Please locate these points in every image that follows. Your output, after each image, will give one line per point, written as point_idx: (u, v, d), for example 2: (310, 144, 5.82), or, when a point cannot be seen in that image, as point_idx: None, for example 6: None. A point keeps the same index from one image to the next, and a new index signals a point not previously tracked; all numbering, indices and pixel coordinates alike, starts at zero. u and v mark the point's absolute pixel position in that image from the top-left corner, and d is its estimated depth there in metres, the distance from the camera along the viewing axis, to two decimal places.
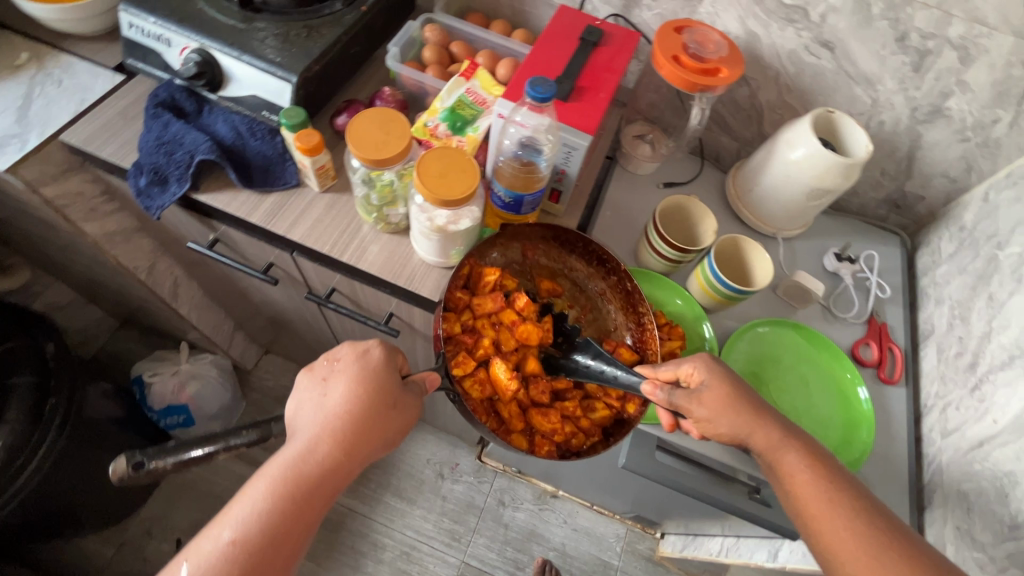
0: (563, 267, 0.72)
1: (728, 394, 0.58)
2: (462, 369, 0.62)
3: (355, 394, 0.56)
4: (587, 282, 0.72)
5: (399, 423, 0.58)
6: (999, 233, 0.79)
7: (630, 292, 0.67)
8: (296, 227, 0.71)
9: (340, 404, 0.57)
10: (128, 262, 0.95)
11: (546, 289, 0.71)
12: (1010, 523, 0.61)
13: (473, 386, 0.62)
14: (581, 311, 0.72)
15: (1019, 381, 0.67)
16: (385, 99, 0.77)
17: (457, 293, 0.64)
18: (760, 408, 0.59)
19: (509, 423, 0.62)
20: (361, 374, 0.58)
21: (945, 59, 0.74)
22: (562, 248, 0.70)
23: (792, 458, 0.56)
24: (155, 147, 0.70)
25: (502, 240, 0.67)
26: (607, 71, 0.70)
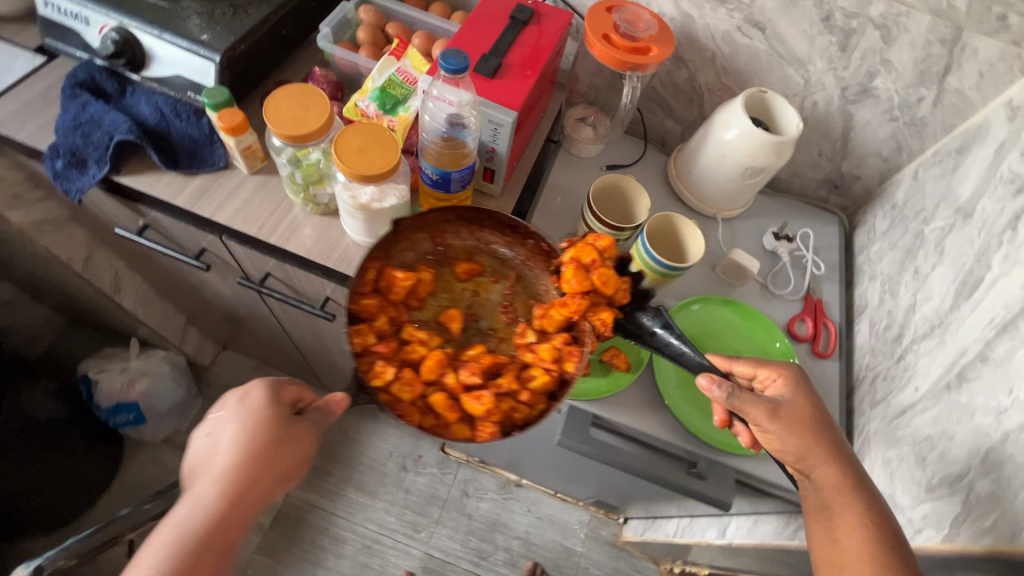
0: (481, 243, 0.66)
1: (807, 425, 0.59)
2: (379, 378, 0.55)
3: (243, 435, 0.59)
4: (507, 252, 0.66)
5: (297, 455, 0.62)
6: (925, 209, 0.81)
7: (550, 252, 0.62)
8: (223, 209, 0.70)
9: (228, 444, 0.58)
10: (61, 252, 0.93)
11: (465, 270, 0.65)
12: (928, 485, 0.63)
13: (398, 390, 0.56)
14: (507, 283, 0.66)
15: (937, 349, 0.69)
16: (316, 80, 0.76)
17: (363, 300, 0.57)
18: (838, 450, 0.58)
19: (445, 416, 0.56)
20: (249, 412, 0.60)
21: (869, 38, 0.75)
22: (472, 224, 0.64)
23: (852, 507, 0.55)
24: (71, 128, 0.67)
25: (404, 231, 0.61)
26: (535, 50, 0.70)
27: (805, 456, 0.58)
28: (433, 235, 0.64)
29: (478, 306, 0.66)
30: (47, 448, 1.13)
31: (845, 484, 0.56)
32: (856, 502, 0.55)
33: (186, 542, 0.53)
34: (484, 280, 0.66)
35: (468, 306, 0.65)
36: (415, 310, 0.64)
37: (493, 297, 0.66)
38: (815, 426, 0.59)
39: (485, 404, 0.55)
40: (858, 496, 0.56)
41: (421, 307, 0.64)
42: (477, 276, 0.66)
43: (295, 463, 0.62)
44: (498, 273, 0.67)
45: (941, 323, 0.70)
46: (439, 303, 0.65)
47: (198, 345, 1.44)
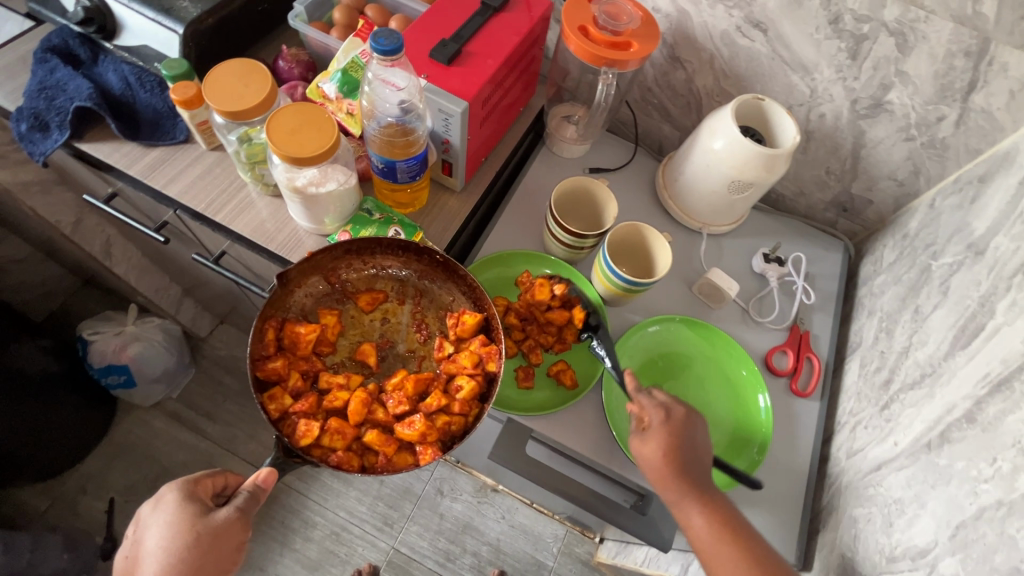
0: (376, 269, 0.67)
1: (664, 446, 0.55)
2: (307, 436, 0.55)
3: (162, 550, 0.54)
4: (403, 271, 0.67)
5: (228, 549, 0.56)
6: (936, 242, 0.72)
7: (443, 263, 0.63)
8: (175, 182, 0.69)
9: (153, 557, 0.55)
10: (49, 214, 0.95)
11: (367, 302, 0.66)
12: (888, 555, 0.55)
13: (330, 439, 0.57)
14: (414, 302, 0.67)
15: (925, 402, 0.60)
16: (285, 59, 0.75)
17: (269, 365, 0.58)
18: (681, 464, 0.55)
19: (383, 451, 0.58)
20: (165, 521, 0.56)
21: (882, 45, 0.67)
22: (364, 255, 0.64)
23: (694, 514, 0.53)
24: (35, 92, 0.68)
25: (297, 281, 0.62)
26: (502, 38, 0.65)
27: (659, 475, 0.55)
28: (327, 275, 0.65)
29: (391, 332, 0.66)
30: (36, 403, 1.16)
31: (685, 495, 0.54)
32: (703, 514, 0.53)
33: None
34: (391, 304, 0.67)
35: (381, 335, 0.66)
36: (328, 355, 0.64)
37: (404, 318, 0.67)
38: (668, 443, 0.55)
39: (418, 429, 0.57)
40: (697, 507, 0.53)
41: (334, 350, 0.65)
42: (381, 303, 0.67)
43: (224, 565, 0.56)
44: (403, 294, 0.68)
45: (933, 372, 0.61)
46: (351, 342, 0.66)
47: (195, 316, 1.48)
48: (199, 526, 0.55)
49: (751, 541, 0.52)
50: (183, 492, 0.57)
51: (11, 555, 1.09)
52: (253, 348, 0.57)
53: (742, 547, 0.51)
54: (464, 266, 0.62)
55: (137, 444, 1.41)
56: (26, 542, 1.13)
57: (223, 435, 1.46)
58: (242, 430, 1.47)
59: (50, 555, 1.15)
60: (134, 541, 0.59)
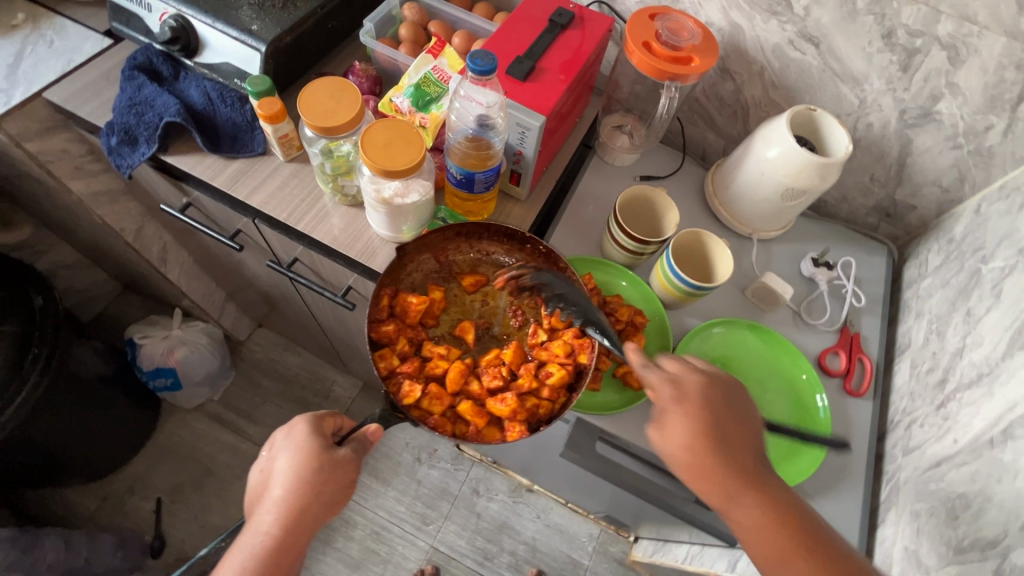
0: (481, 254, 0.71)
1: (698, 426, 0.56)
2: (410, 397, 0.60)
3: (292, 477, 0.55)
4: (506, 259, 0.70)
5: (344, 480, 0.57)
6: (985, 246, 0.74)
7: (546, 254, 0.65)
8: (258, 192, 0.73)
9: (280, 483, 0.56)
10: (115, 222, 0.99)
11: (471, 283, 0.70)
12: (956, 546, 0.57)
13: (429, 403, 0.61)
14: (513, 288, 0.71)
15: (984, 401, 0.63)
16: (356, 74, 0.78)
17: (383, 327, 0.63)
18: (723, 458, 0.55)
19: (474, 421, 0.61)
20: (293, 450, 0.57)
21: (934, 58, 0.70)
22: (470, 239, 0.69)
23: (748, 511, 0.53)
24: (126, 108, 0.72)
25: (410, 255, 0.66)
26: (572, 54, 0.69)
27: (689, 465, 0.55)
28: (436, 254, 0.70)
29: (489, 314, 0.70)
30: (93, 405, 1.20)
31: (740, 493, 0.54)
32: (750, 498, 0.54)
33: (254, 569, 0.54)
34: (490, 288, 0.71)
35: (480, 315, 0.70)
36: (432, 327, 0.69)
37: (502, 302, 0.71)
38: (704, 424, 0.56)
39: (510, 405, 0.61)
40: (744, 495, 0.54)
41: (437, 323, 0.70)
42: (483, 285, 0.71)
43: (340, 495, 0.58)
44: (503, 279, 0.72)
45: (991, 372, 0.64)
46: (452, 318, 0.70)
47: (235, 320, 1.51)
48: (322, 457, 0.56)
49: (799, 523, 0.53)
50: (311, 424, 0.58)
51: (71, 552, 1.13)
52: (371, 312, 0.62)
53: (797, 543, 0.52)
54: (565, 259, 0.64)
55: (182, 445, 1.45)
56: (83, 540, 1.16)
57: (264, 436, 1.49)
58: None
59: (105, 553, 1.19)
60: (261, 468, 0.60)
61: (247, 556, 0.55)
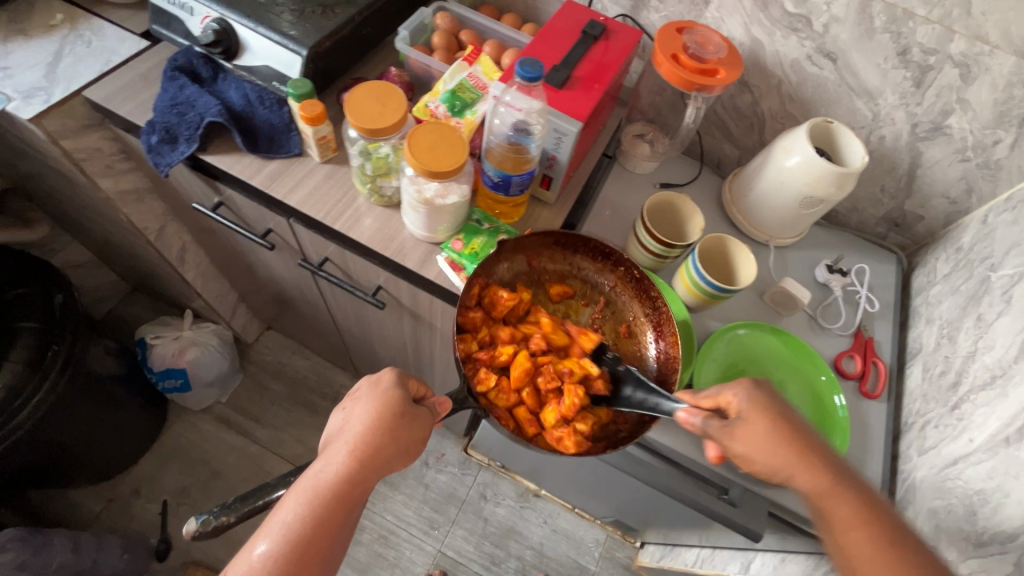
0: (572, 267, 0.74)
1: (770, 424, 0.55)
2: (484, 384, 0.63)
3: (371, 416, 0.57)
4: (598, 278, 0.73)
5: (414, 436, 0.58)
6: (993, 255, 0.77)
7: (640, 282, 0.69)
8: (294, 192, 0.74)
9: (355, 423, 0.57)
10: (140, 221, 0.99)
11: (558, 292, 0.73)
12: (975, 541, 0.60)
13: (496, 396, 0.64)
14: (597, 307, 0.74)
15: (999, 401, 0.65)
16: (391, 79, 0.80)
17: (470, 314, 0.66)
18: (806, 445, 0.55)
19: (529, 424, 0.64)
20: (376, 395, 0.58)
21: (946, 75, 0.74)
22: (564, 250, 0.72)
23: (846, 504, 0.53)
24: (168, 108, 0.73)
25: (505, 255, 0.69)
26: (605, 64, 0.72)
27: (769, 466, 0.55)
28: (529, 258, 0.72)
29: None
30: (104, 404, 1.20)
31: (837, 485, 0.54)
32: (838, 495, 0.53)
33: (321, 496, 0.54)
34: (575, 302, 0.74)
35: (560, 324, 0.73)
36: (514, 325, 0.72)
37: (583, 317, 0.74)
38: (774, 431, 0.55)
39: (567, 434, 0.62)
40: (841, 487, 0.54)
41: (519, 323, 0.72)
42: (568, 297, 0.74)
43: (411, 447, 0.58)
44: (588, 296, 0.74)
45: (1004, 374, 0.67)
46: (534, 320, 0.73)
47: (245, 322, 1.51)
48: (398, 407, 0.57)
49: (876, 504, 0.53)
50: (394, 377, 0.60)
51: (79, 553, 1.11)
52: (462, 299, 0.64)
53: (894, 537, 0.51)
54: (659, 290, 0.67)
55: (189, 447, 1.44)
56: (92, 542, 1.15)
57: (272, 439, 1.48)
58: (290, 434, 1.49)
59: (113, 554, 1.17)
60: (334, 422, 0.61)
61: (307, 494, 0.54)
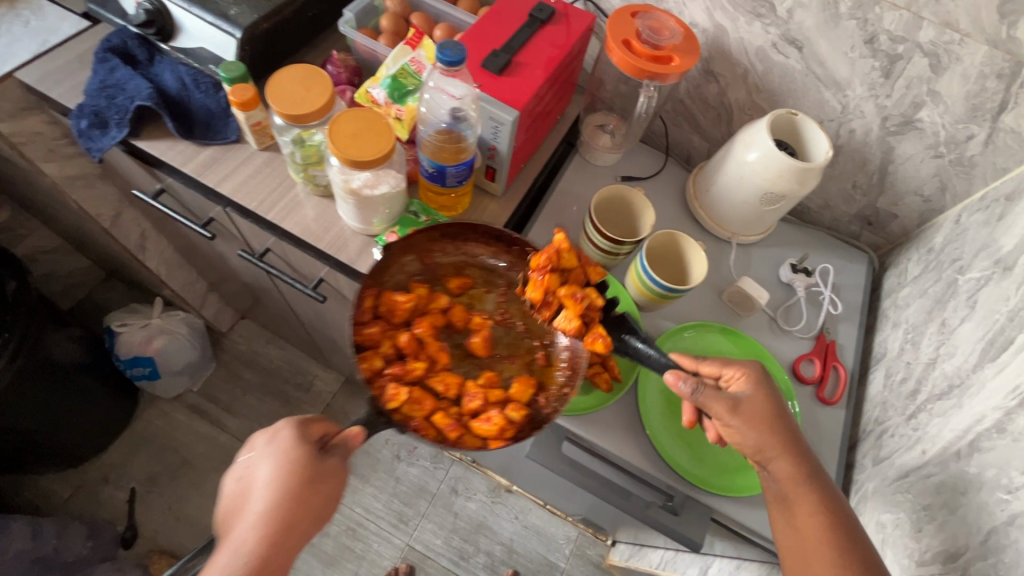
0: (466, 256, 0.71)
1: (767, 410, 0.58)
2: (395, 400, 0.58)
3: (277, 483, 0.51)
4: (493, 262, 0.71)
5: (330, 492, 0.54)
6: (962, 257, 0.73)
7: (535, 254, 0.66)
8: (228, 180, 0.72)
9: (258, 499, 0.52)
10: (91, 208, 0.97)
11: (458, 285, 0.70)
12: (920, 559, 0.58)
13: (410, 408, 0.59)
14: (499, 291, 0.71)
15: (953, 412, 0.62)
16: (334, 64, 0.77)
17: (366, 330, 0.62)
18: (795, 437, 0.58)
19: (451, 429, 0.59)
20: (273, 461, 0.52)
21: (916, 66, 0.69)
22: (457, 240, 0.68)
23: (810, 498, 0.55)
24: (97, 90, 0.70)
25: (395, 257, 0.65)
26: (550, 50, 0.68)
27: (757, 445, 0.57)
28: (421, 256, 0.68)
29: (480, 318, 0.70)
30: (66, 391, 1.18)
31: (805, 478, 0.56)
32: (812, 492, 0.55)
33: None
34: (477, 291, 0.71)
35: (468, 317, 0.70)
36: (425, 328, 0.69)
37: (488, 304, 0.71)
38: (768, 418, 0.57)
39: (496, 423, 0.59)
40: (816, 487, 0.56)
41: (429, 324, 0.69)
42: (468, 288, 0.71)
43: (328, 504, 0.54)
44: (489, 282, 0.72)
45: (961, 383, 0.63)
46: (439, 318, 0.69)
47: (217, 311, 1.49)
48: (307, 464, 0.52)
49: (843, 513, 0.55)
50: (296, 429, 0.54)
51: (38, 540, 1.11)
52: (355, 313, 0.61)
53: (855, 541, 0.53)
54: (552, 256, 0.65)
55: (159, 435, 1.44)
56: (52, 529, 1.14)
57: (243, 429, 1.48)
58: (261, 425, 1.48)
59: (74, 542, 1.17)
60: (232, 486, 0.55)
61: None
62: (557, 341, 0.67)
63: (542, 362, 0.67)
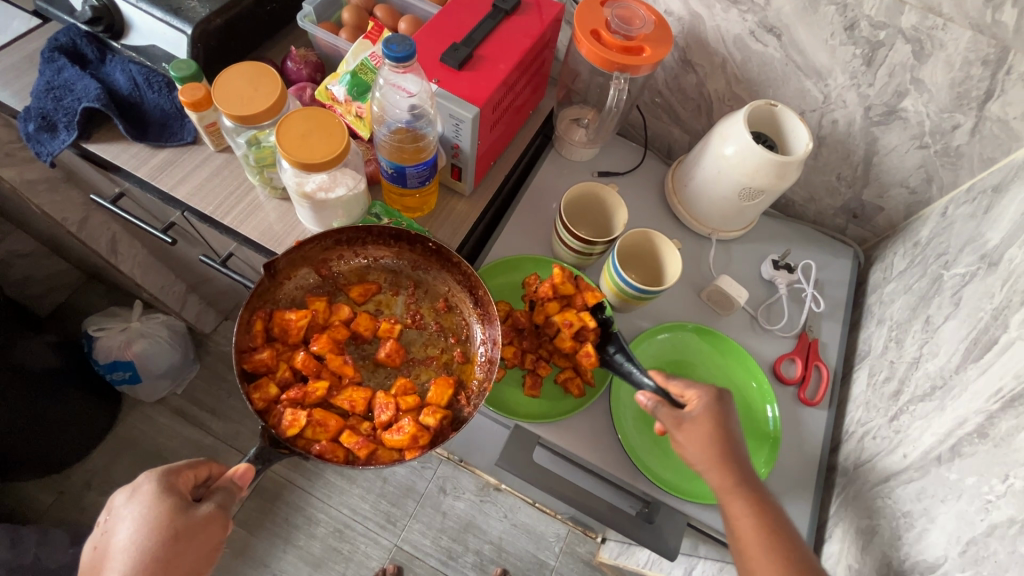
0: (368, 261, 0.71)
1: (716, 429, 0.55)
2: (293, 427, 0.58)
3: (140, 538, 0.54)
4: (395, 262, 0.71)
5: (202, 544, 0.56)
6: (948, 252, 0.70)
7: (437, 251, 0.66)
8: (183, 184, 0.69)
9: (123, 550, 0.55)
10: (55, 212, 0.94)
11: (359, 292, 0.69)
12: (898, 568, 0.55)
13: (314, 431, 0.60)
14: (407, 293, 0.71)
15: (935, 414, 0.59)
16: (294, 61, 0.74)
17: (257, 356, 0.61)
18: (739, 456, 0.54)
19: (360, 449, 0.59)
20: (141, 513, 0.55)
21: (899, 52, 0.66)
22: (356, 245, 0.67)
23: (744, 502, 0.53)
24: (42, 92, 0.67)
25: (286, 273, 0.65)
26: (514, 42, 0.65)
27: (704, 460, 0.54)
28: (317, 268, 0.68)
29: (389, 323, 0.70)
30: (42, 397, 1.16)
31: (741, 483, 0.53)
32: (752, 508, 0.52)
33: None
34: (384, 295, 0.71)
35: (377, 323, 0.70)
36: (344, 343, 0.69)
37: (397, 308, 0.70)
38: (716, 434, 0.54)
39: (408, 433, 0.59)
40: (750, 498, 0.53)
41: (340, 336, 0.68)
42: (374, 294, 0.70)
43: (201, 558, 0.56)
44: (396, 284, 0.71)
45: (943, 384, 0.60)
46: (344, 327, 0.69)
47: (199, 313, 1.47)
48: (173, 518, 0.55)
49: (786, 532, 0.51)
50: (162, 483, 0.56)
51: (17, 550, 1.09)
52: (241, 340, 0.60)
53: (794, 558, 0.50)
54: (456, 254, 0.64)
55: (142, 439, 1.42)
56: (32, 537, 1.12)
57: (227, 431, 1.46)
58: (245, 427, 1.47)
59: (56, 550, 1.14)
60: (105, 532, 0.58)
61: None
62: (472, 337, 0.69)
63: (460, 360, 0.68)
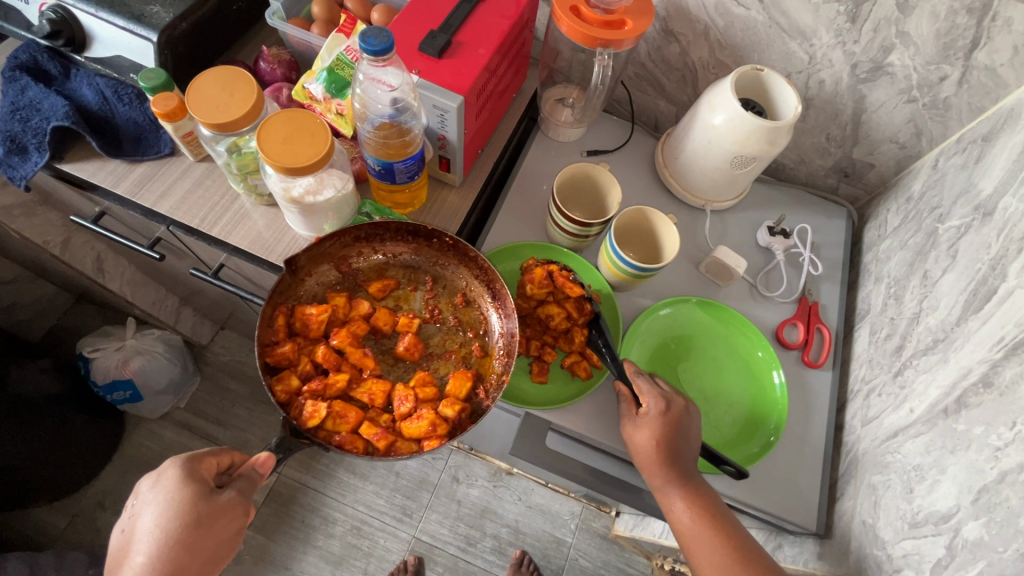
0: (387, 257, 0.70)
1: (663, 435, 0.60)
2: (314, 419, 0.58)
3: (165, 524, 0.53)
4: (415, 258, 0.70)
5: (225, 529, 0.56)
6: (942, 205, 0.70)
7: (454, 246, 0.66)
8: (167, 197, 0.67)
9: (147, 535, 0.54)
10: (35, 236, 0.91)
11: (379, 288, 0.68)
12: (911, 520, 0.56)
13: (334, 422, 0.60)
14: (426, 288, 0.70)
15: (939, 367, 0.60)
16: (266, 60, 0.72)
17: (279, 350, 0.61)
18: (680, 462, 0.59)
19: (379, 440, 0.59)
20: (164, 499, 0.54)
21: (883, 6, 0.65)
22: (371, 241, 0.66)
23: (676, 500, 0.59)
24: (8, 114, 0.65)
25: (306, 270, 0.65)
26: (492, 23, 0.64)
27: (647, 459, 0.60)
28: (337, 264, 0.67)
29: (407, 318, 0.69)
30: (43, 423, 1.14)
31: (671, 483, 0.59)
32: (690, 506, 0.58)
33: None
34: (403, 291, 0.70)
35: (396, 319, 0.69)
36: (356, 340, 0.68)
37: (415, 303, 0.70)
38: (659, 441, 0.60)
39: (427, 421, 0.60)
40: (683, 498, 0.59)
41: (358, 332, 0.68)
42: (392, 290, 0.69)
43: (223, 543, 0.56)
44: (415, 280, 0.71)
45: (946, 337, 0.60)
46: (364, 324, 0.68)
47: (194, 325, 1.46)
48: (196, 505, 0.54)
49: (726, 528, 0.57)
50: (184, 470, 0.55)
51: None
52: (264, 333, 0.60)
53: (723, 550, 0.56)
54: (474, 248, 0.65)
55: (149, 455, 1.41)
56: (50, 561, 1.12)
57: (234, 440, 1.46)
58: (253, 434, 1.47)
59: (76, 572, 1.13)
60: (127, 519, 0.58)
61: None
62: (491, 330, 0.68)
63: (478, 353, 0.68)
